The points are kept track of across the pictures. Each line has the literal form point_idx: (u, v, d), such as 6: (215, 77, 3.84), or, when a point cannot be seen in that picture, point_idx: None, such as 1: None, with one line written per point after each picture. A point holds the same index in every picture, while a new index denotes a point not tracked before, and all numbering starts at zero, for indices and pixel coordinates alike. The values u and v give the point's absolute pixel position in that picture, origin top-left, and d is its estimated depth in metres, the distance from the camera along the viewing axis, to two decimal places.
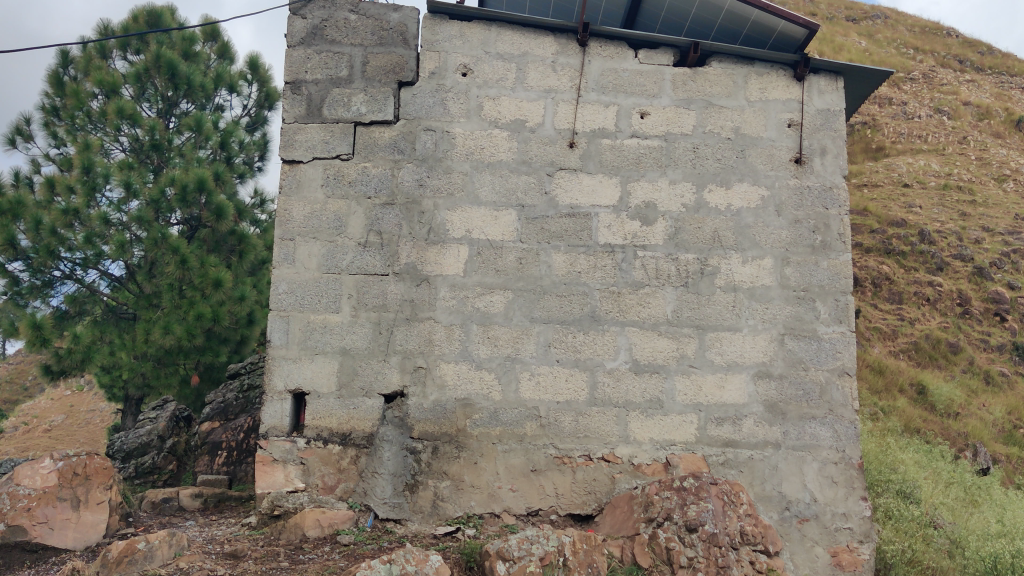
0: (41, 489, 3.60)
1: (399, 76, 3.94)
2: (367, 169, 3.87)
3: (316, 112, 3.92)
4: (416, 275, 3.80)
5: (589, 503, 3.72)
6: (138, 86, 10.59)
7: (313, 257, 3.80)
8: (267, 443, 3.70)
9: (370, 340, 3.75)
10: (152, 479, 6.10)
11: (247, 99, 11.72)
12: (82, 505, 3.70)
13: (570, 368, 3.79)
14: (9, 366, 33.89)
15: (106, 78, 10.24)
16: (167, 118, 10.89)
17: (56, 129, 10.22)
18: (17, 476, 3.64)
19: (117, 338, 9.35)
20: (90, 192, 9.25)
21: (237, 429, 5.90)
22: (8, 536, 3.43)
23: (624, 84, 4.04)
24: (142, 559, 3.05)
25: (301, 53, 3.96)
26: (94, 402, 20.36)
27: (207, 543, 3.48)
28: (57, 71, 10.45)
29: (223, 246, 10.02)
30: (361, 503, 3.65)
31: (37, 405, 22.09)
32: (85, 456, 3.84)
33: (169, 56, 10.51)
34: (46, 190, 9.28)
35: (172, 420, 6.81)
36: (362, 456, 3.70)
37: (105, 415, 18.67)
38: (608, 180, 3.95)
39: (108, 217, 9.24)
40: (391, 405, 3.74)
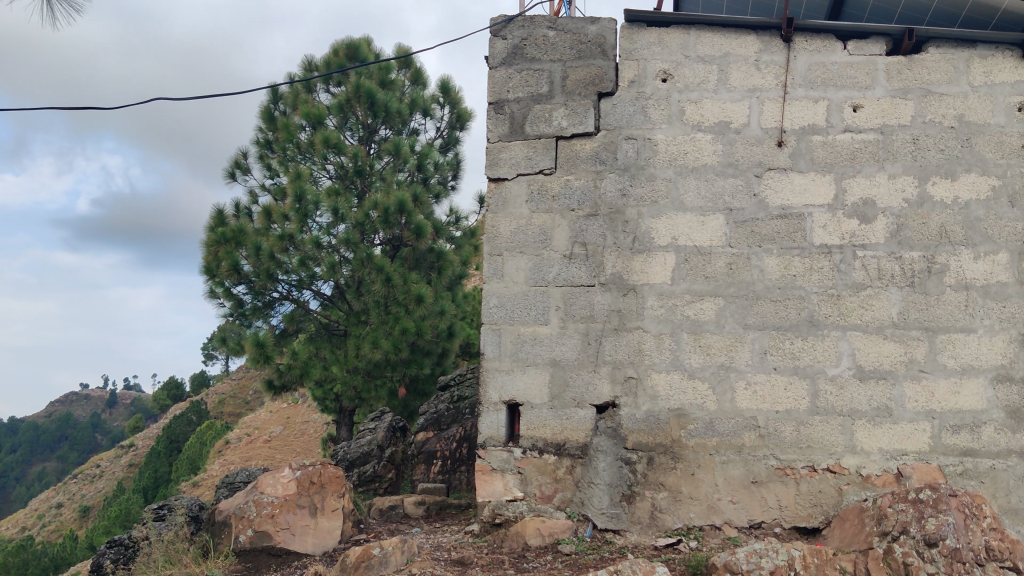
0: (282, 497, 3.89)
1: (599, 88, 3.96)
2: (571, 182, 3.91)
3: (519, 129, 4.00)
4: (624, 285, 3.80)
5: (816, 516, 3.58)
6: (341, 116, 11.28)
7: (521, 271, 3.87)
8: (485, 452, 3.81)
9: (580, 351, 3.77)
10: (374, 487, 6.42)
11: (440, 121, 12.16)
12: (319, 512, 3.94)
13: (789, 376, 3.66)
14: (232, 382, 36.73)
15: (312, 110, 10.95)
16: (368, 144, 11.49)
17: (270, 161, 11.05)
18: (261, 485, 3.96)
19: (330, 353, 9.91)
20: (303, 218, 9.84)
21: (450, 438, 6.11)
22: (256, 541, 3.74)
23: (834, 78, 3.87)
24: (377, 565, 3.23)
25: (503, 73, 4.06)
26: (308, 413, 21.62)
27: (435, 550, 3.61)
28: (269, 107, 11.29)
29: (423, 263, 10.34)
30: (579, 513, 3.68)
31: (258, 417, 23.82)
32: (321, 465, 4.13)
33: (367, 85, 11.09)
34: (264, 218, 9.98)
35: (389, 430, 7.09)
36: (578, 466, 3.73)
37: (318, 425, 19.82)
38: (821, 178, 3.80)
39: (319, 241, 9.82)
40: (604, 415, 3.74)
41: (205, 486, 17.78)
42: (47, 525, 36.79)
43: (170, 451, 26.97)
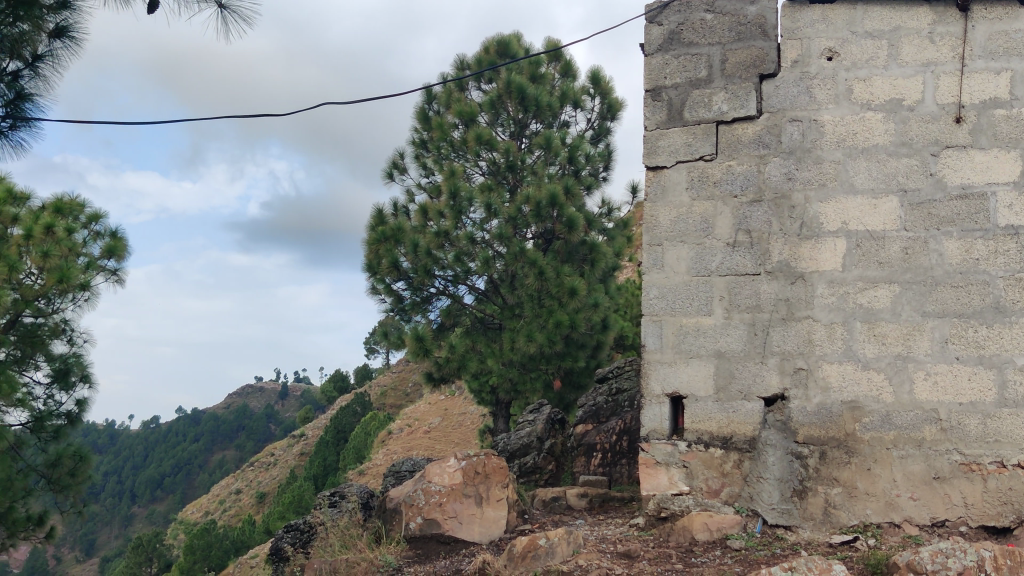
0: (449, 486, 4.01)
1: (761, 69, 3.84)
2: (733, 168, 3.82)
3: (678, 116, 3.94)
4: (791, 273, 3.67)
5: (1006, 515, 3.36)
6: (493, 113, 11.46)
7: (682, 261, 3.81)
8: (649, 446, 3.77)
9: (746, 342, 3.68)
10: (535, 478, 6.49)
11: (591, 112, 12.12)
12: (484, 501, 4.01)
13: (973, 366, 3.44)
14: (393, 375, 37.96)
15: (465, 108, 11.15)
16: (520, 138, 11.59)
17: (425, 160, 11.33)
18: (430, 474, 4.12)
19: (486, 347, 10.07)
20: (457, 215, 10.03)
21: (610, 431, 6.09)
22: (425, 528, 3.87)
23: (1017, 46, 3.61)
24: (544, 555, 3.30)
25: (659, 60, 4.00)
26: (465, 405, 22.07)
27: (601, 542, 3.61)
28: (424, 107, 11.59)
29: (576, 255, 10.30)
30: (748, 509, 3.59)
31: (417, 408, 24.52)
32: (485, 455, 4.19)
33: (518, 81, 11.19)
34: (420, 216, 10.25)
35: (548, 422, 7.13)
36: (746, 460, 3.63)
37: (475, 417, 20.21)
38: (1005, 154, 3.55)
39: (473, 236, 10.01)
40: (772, 408, 3.64)
41: (371, 475, 18.47)
42: (228, 509, 39.15)
43: (337, 441, 28.19)
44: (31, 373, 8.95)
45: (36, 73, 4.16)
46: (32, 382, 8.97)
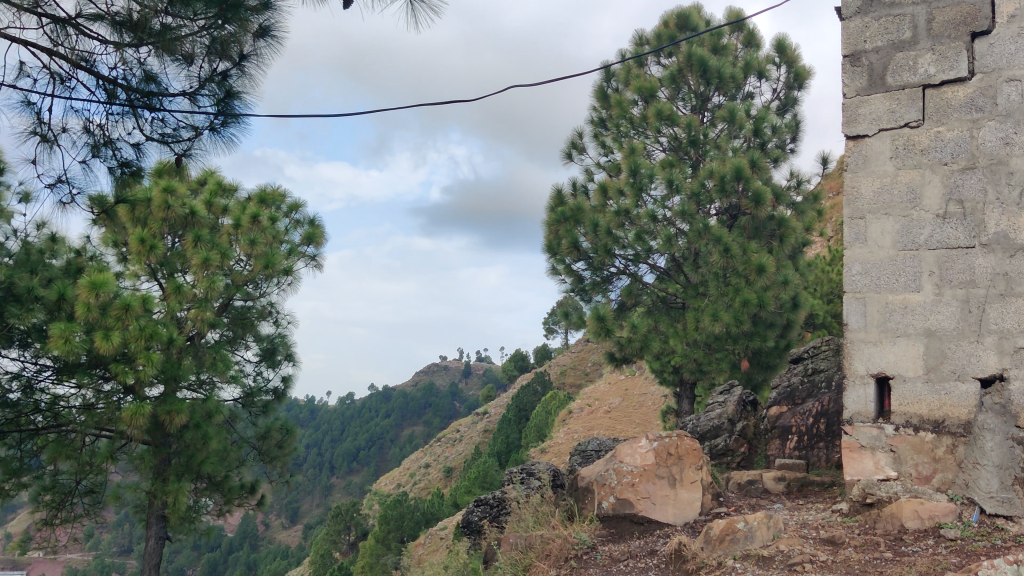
0: (641, 467, 4.05)
1: (972, 27, 3.56)
2: (941, 134, 3.59)
3: (880, 81, 3.75)
4: (1010, 246, 3.39)
5: None
6: (673, 87, 11.28)
7: (887, 235, 3.65)
8: (853, 429, 3.66)
9: (959, 320, 3.45)
10: (726, 460, 6.38)
11: (777, 82, 11.68)
12: (678, 482, 3.99)
13: None
14: (573, 355, 38.24)
15: (644, 84, 11.02)
16: (702, 113, 11.33)
17: (604, 138, 11.30)
18: (622, 453, 4.21)
19: (670, 327, 9.94)
20: (638, 192, 9.95)
21: (805, 413, 5.88)
22: (619, 507, 3.93)
23: None
24: (743, 539, 3.29)
25: (859, 23, 3.84)
26: (647, 385, 21.94)
27: (803, 527, 3.54)
28: (603, 85, 11.57)
29: (764, 232, 9.96)
30: (963, 497, 3.38)
31: (598, 388, 24.61)
32: (677, 436, 4.18)
33: (699, 53, 10.94)
34: (600, 195, 10.25)
35: (740, 403, 6.97)
36: (960, 445, 3.43)
37: (657, 397, 20.05)
38: None
39: (654, 214, 9.86)
40: (989, 391, 3.40)
41: (554, 453, 18.72)
42: (418, 482, 40.76)
43: (519, 419, 28.81)
44: (242, 351, 9.61)
45: (243, 71, 4.24)
46: (243, 360, 9.64)
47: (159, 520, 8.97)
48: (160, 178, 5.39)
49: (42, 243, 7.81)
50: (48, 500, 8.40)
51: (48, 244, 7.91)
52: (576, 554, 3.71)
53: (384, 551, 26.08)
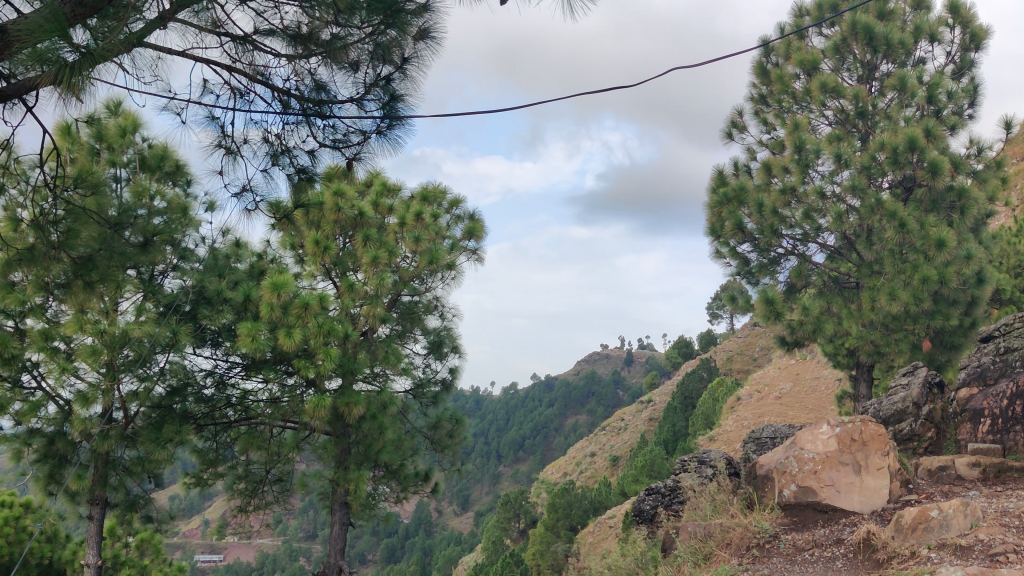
0: (824, 454, 4.15)
1: None
2: None
3: None
4: None
5: None
6: (837, 58, 10.89)
7: None
8: None
9: None
10: (912, 446, 6.13)
11: (951, 45, 11.00)
12: (864, 470, 4.06)
13: None
14: (739, 341, 37.37)
15: (806, 56, 10.64)
16: (869, 83, 10.80)
17: (766, 115, 11.03)
18: (802, 441, 4.32)
19: (844, 308, 9.55)
20: (804, 169, 9.64)
21: (998, 395, 5.55)
22: (801, 496, 4.04)
23: None
24: (937, 527, 3.22)
25: None
26: (818, 369, 21.16)
27: (1003, 515, 3.35)
28: (762, 61, 11.30)
29: (942, 204, 9.39)
30: None
31: (767, 373, 23.97)
32: (862, 423, 4.25)
33: (864, 20, 10.46)
34: (764, 173, 10.11)
35: (925, 386, 6.59)
36: None
37: (830, 382, 19.30)
38: None
39: (823, 190, 9.45)
40: None
41: (722, 441, 18.40)
42: (585, 471, 41.06)
43: (685, 407, 28.61)
44: (411, 345, 9.92)
45: (405, 74, 4.34)
46: (413, 353, 9.96)
47: (342, 507, 9.40)
48: (329, 179, 5.54)
49: (228, 248, 8.35)
50: (243, 487, 8.98)
51: (233, 249, 8.44)
52: (758, 542, 3.83)
53: (554, 539, 26.34)
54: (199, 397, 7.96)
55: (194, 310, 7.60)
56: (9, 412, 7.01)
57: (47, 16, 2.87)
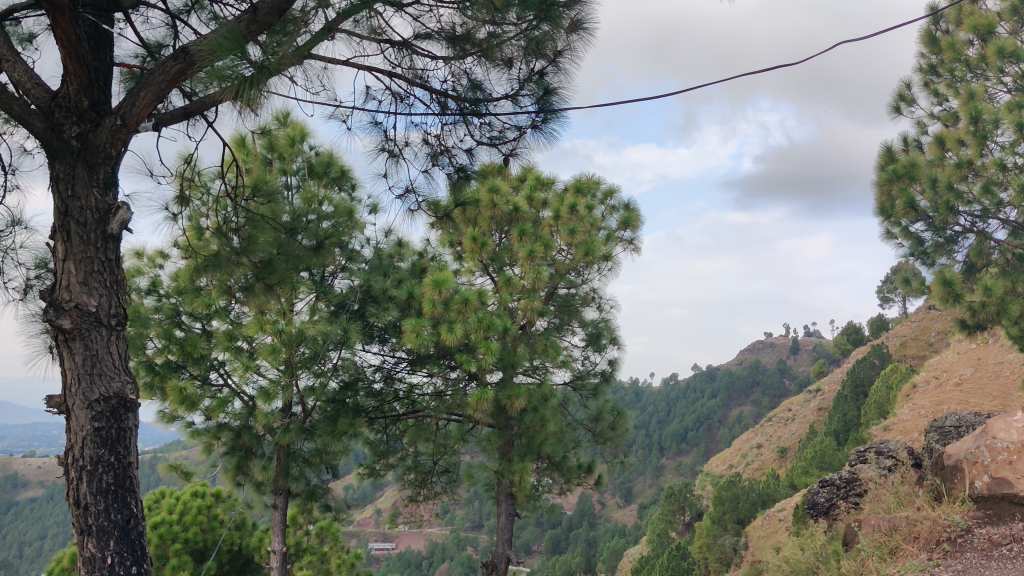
0: (1019, 443, 3.91)
1: None
2: None
3: None
4: None
5: None
6: (1015, 20, 10.18)
7: None
8: None
9: None
10: None
11: None
12: None
13: None
14: (913, 325, 35.53)
15: (980, 21, 10.01)
16: None
17: (937, 87, 10.46)
18: (994, 429, 4.09)
19: None
20: (981, 140, 9.06)
21: None
22: (996, 487, 3.80)
23: None
24: None
25: None
26: (1003, 353, 19.84)
27: None
28: (930, 29, 10.72)
29: None
30: None
31: (946, 358, 22.68)
32: None
33: None
34: (937, 147, 9.59)
35: None
36: None
37: (1018, 367, 18.05)
38: None
39: (1004, 161, 8.85)
40: None
41: (898, 431, 17.56)
42: (752, 463, 40.13)
43: (856, 396, 27.50)
44: (570, 337, 9.97)
45: (559, 67, 4.33)
46: (572, 345, 10.00)
47: (507, 498, 9.56)
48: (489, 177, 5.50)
49: (391, 248, 8.64)
50: (413, 478, 9.29)
51: (396, 249, 8.73)
52: (950, 537, 3.66)
53: (721, 532, 25.84)
54: (370, 391, 8.28)
55: (362, 308, 7.88)
56: (200, 407, 7.52)
57: (226, 35, 3.06)
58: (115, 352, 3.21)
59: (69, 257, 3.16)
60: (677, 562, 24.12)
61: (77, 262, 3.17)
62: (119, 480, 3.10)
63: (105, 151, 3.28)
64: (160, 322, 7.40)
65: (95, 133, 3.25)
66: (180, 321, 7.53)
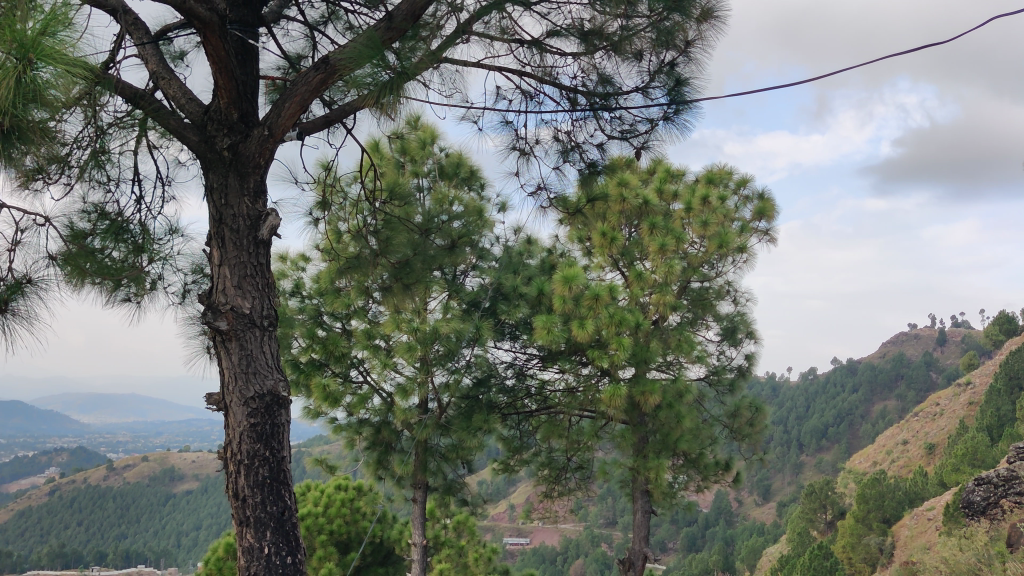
0: None
1: None
2: None
3: None
4: None
5: None
6: None
7: None
8: None
9: None
10: None
11: None
12: None
13: None
14: None
15: None
16: None
17: None
18: None
19: None
20: None
21: None
22: None
23: None
24: None
25: None
26: None
27: None
28: None
29: None
30: None
31: None
32: None
33: None
34: None
35: None
36: None
37: None
38: None
39: None
40: None
41: None
42: (898, 461, 38.51)
43: (1011, 389, 26.00)
44: (704, 332, 9.80)
45: (689, 57, 4.19)
46: (706, 340, 9.83)
47: (643, 494, 9.48)
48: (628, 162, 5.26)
49: (521, 246, 8.71)
50: (548, 474, 9.35)
51: (526, 246, 8.79)
52: None
53: (866, 532, 24.90)
54: (502, 387, 8.36)
55: (493, 306, 7.96)
56: (343, 404, 7.82)
57: (364, 42, 3.14)
58: (268, 352, 3.36)
59: (224, 262, 3.33)
60: (819, 561, 23.38)
61: (231, 267, 3.33)
62: (273, 473, 3.24)
63: (254, 160, 3.42)
64: (304, 323, 7.73)
65: (245, 144, 3.40)
66: (321, 321, 7.83)
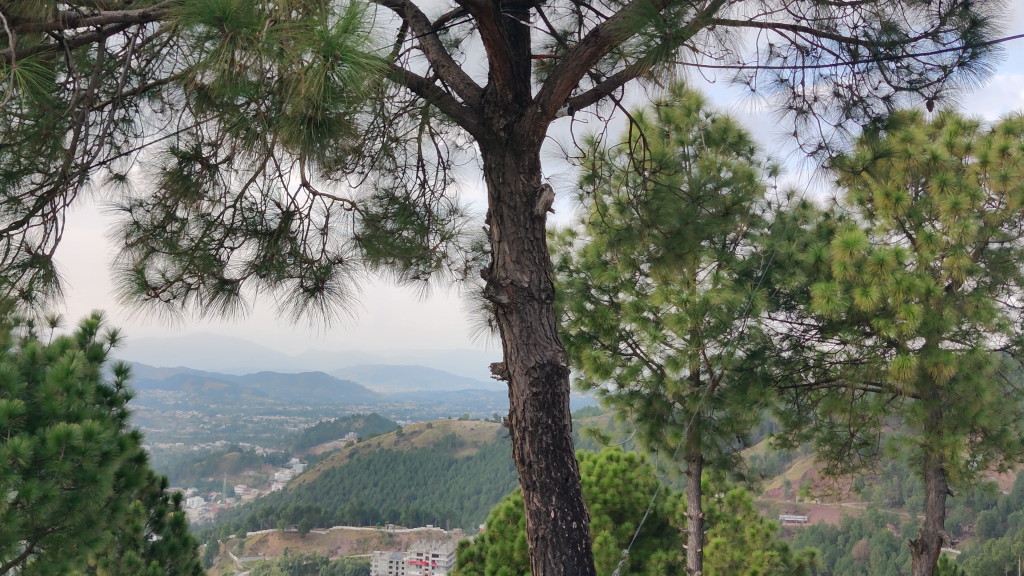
0: None
1: None
2: None
3: None
4: None
5: None
6: None
7: None
8: None
9: None
10: None
11: None
12: None
13: None
14: None
15: None
16: None
17: None
18: None
19: None
20: None
21: None
22: None
23: None
24: None
25: None
26: None
27: None
28: None
29: None
30: None
31: None
32: None
33: None
34: None
35: None
36: None
37: None
38: None
39: None
40: None
41: None
42: None
43: None
44: (1006, 297, 8.90)
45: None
46: (1008, 306, 8.92)
47: (936, 473, 8.80)
48: (917, 115, 4.77)
49: (795, 210, 8.33)
50: (828, 450, 8.82)
51: (800, 211, 8.41)
52: None
53: None
54: (778, 359, 8.06)
55: (767, 276, 7.62)
56: (614, 375, 7.91)
57: (635, 13, 3.04)
58: (547, 323, 3.43)
59: (504, 238, 3.46)
60: None
61: (511, 243, 3.46)
62: (557, 440, 3.30)
63: (528, 138, 3.48)
64: (573, 296, 7.90)
65: (520, 123, 3.47)
66: (590, 294, 7.96)
